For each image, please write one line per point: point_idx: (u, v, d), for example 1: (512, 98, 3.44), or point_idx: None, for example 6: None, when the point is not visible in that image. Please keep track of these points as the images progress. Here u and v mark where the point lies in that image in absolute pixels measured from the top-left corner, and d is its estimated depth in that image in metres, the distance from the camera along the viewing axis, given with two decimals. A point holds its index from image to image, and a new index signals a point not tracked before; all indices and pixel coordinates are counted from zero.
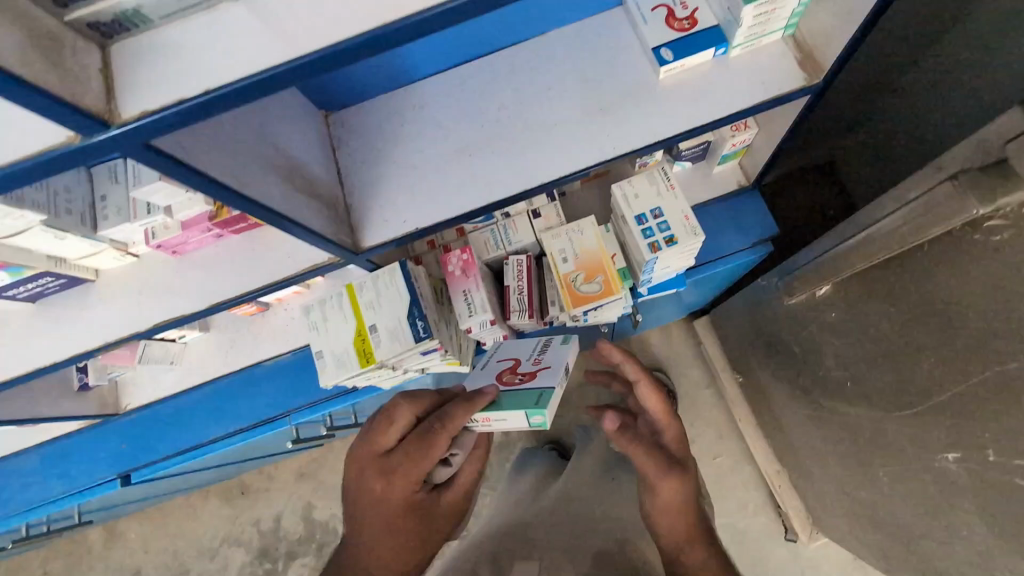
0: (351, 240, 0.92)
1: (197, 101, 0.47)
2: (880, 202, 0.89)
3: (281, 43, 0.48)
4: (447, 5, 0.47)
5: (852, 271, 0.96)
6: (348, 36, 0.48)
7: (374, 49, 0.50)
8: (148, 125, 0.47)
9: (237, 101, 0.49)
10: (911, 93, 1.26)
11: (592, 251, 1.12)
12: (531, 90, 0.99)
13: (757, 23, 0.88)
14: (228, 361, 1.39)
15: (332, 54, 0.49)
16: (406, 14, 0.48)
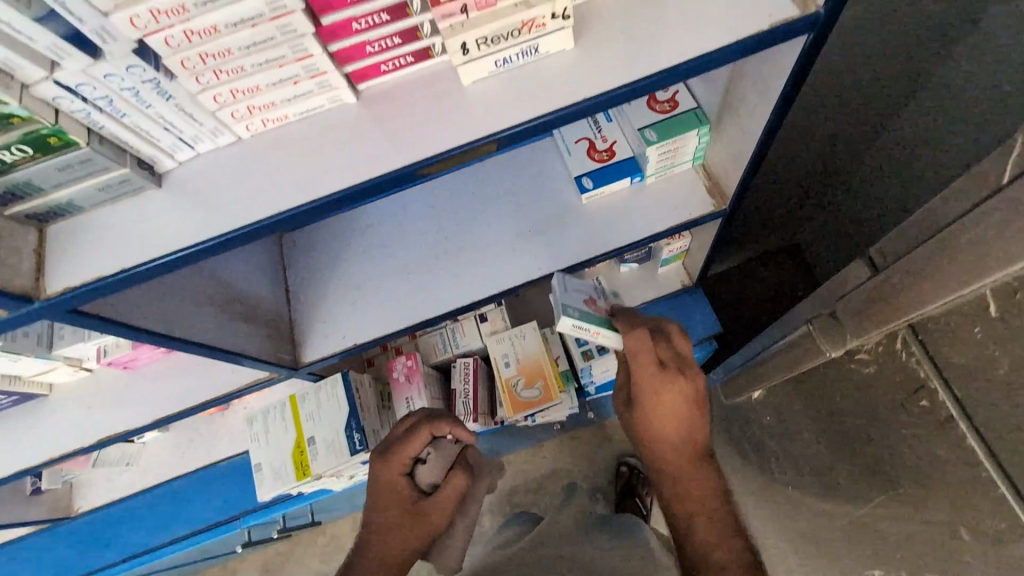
0: (291, 356, 0.98)
1: (114, 278, 0.54)
2: (788, 318, 0.95)
3: (193, 224, 0.56)
4: (329, 197, 0.55)
5: (773, 382, 1.00)
6: (249, 220, 0.55)
7: (272, 230, 0.57)
8: (69, 299, 0.53)
9: (153, 273, 0.55)
10: (859, 185, 1.16)
11: (533, 356, 1.18)
12: (469, 212, 1.07)
13: (663, 158, 0.97)
14: (184, 461, 1.41)
15: (236, 235, 0.55)
16: (295, 205, 0.55)
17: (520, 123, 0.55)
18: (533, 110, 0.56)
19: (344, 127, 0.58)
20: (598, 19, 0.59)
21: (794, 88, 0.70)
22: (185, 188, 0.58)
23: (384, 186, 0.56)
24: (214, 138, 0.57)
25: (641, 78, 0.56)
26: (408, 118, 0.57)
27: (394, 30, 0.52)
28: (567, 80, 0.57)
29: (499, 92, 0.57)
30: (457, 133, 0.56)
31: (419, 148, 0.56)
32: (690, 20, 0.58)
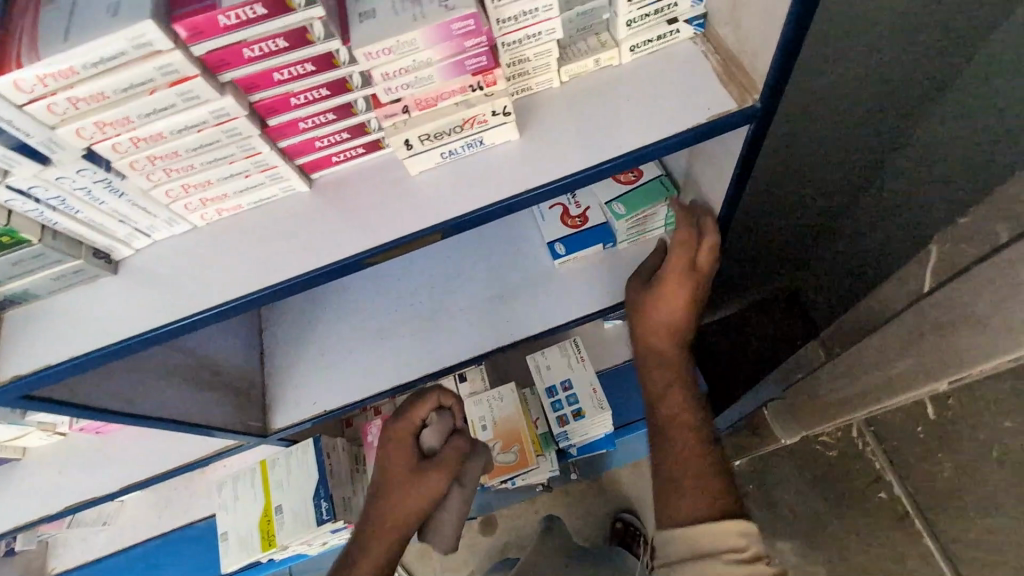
0: (260, 423, 0.98)
1: (63, 364, 0.55)
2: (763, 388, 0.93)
3: (144, 311, 0.57)
4: (276, 285, 0.56)
5: (752, 453, 0.97)
6: (196, 308, 0.56)
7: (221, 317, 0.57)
8: (18, 387, 0.54)
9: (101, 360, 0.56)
10: (852, 233, 1.03)
11: (510, 419, 1.17)
12: (444, 277, 1.08)
13: (633, 225, 0.98)
14: (161, 521, 1.39)
15: (184, 323, 0.56)
16: (242, 293, 0.56)
17: (463, 213, 0.57)
18: (477, 199, 0.58)
19: (296, 215, 0.60)
20: (543, 111, 0.61)
21: (744, 177, 0.70)
22: (141, 274, 0.59)
23: (331, 274, 0.57)
24: (170, 226, 0.59)
25: (585, 168, 0.57)
26: (359, 207, 0.59)
27: (341, 127, 0.54)
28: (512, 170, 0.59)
29: (446, 181, 0.59)
30: (404, 223, 0.57)
31: (366, 237, 0.57)
32: (629, 114, 0.60)
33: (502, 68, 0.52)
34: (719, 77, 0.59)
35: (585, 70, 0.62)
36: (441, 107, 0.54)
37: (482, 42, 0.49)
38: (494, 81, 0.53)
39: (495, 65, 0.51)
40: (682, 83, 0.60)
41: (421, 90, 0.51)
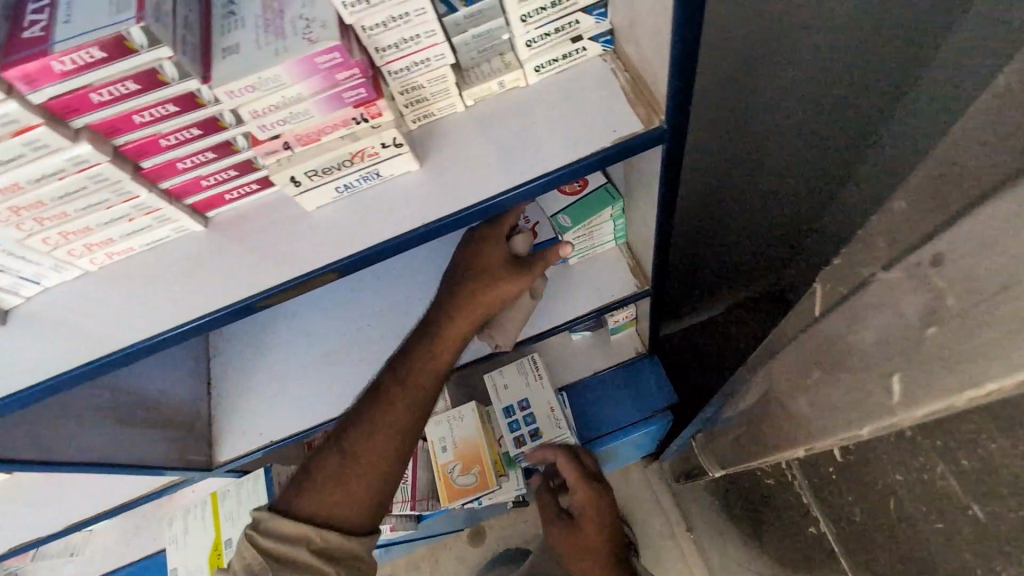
0: (205, 456, 0.96)
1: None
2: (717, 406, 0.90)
3: (33, 363, 0.55)
4: (167, 332, 0.54)
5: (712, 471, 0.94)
6: (86, 359, 0.54)
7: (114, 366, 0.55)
8: None
9: None
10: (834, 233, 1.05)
11: (470, 440, 1.15)
12: (391, 298, 1.00)
13: (580, 238, 0.95)
14: (129, 551, 1.37)
15: (74, 375, 0.54)
16: (134, 341, 0.54)
17: (356, 251, 0.55)
18: (376, 235, 0.55)
19: (193, 256, 0.58)
20: (449, 139, 0.59)
21: (673, 188, 0.65)
22: (33, 324, 0.57)
23: (225, 319, 0.55)
24: (59, 272, 0.56)
25: (479, 201, 0.54)
26: (257, 245, 0.57)
27: (224, 165, 0.52)
28: (411, 201, 0.56)
29: (344, 217, 0.57)
30: (302, 262, 0.55)
31: (259, 279, 0.55)
32: (536, 139, 0.57)
33: (385, 99, 0.49)
34: (627, 96, 0.56)
35: (490, 94, 0.59)
36: (327, 140, 0.51)
37: (356, 73, 0.46)
38: (379, 112, 0.50)
39: (377, 95, 0.49)
40: (590, 104, 0.57)
41: (300, 125, 0.49)
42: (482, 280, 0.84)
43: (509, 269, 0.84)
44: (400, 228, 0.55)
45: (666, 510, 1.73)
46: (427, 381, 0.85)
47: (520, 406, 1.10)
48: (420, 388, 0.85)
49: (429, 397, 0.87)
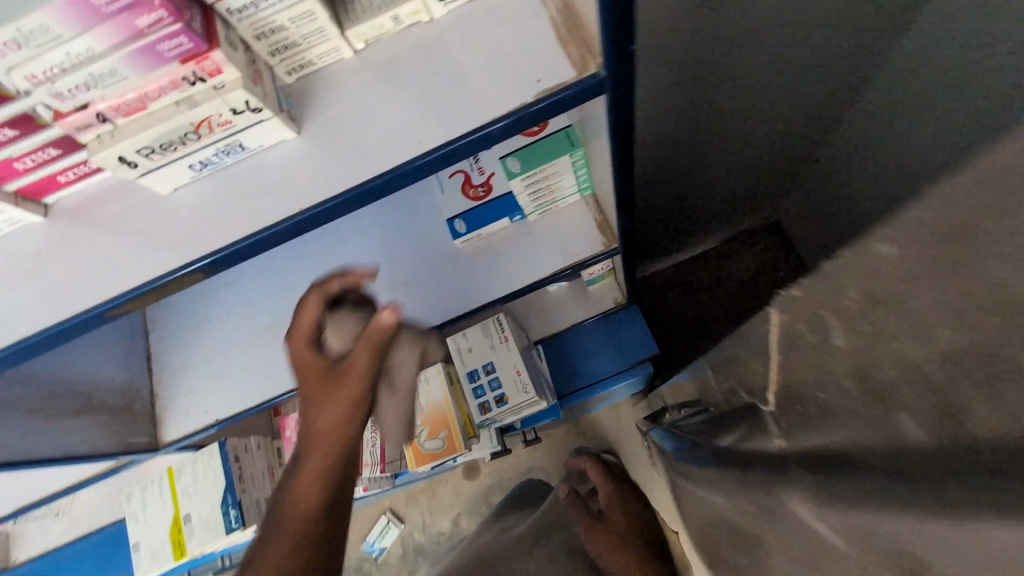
0: (149, 437, 0.91)
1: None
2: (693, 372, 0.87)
3: None
4: (12, 346, 0.45)
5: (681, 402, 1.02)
6: None
7: None
8: None
9: None
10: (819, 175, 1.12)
11: (436, 404, 1.10)
12: (337, 265, 0.94)
13: (538, 191, 0.85)
14: (112, 509, 1.38)
15: None
16: None
17: (222, 247, 0.44)
18: (246, 226, 0.45)
19: (36, 253, 0.48)
20: (335, 95, 0.47)
21: (626, 145, 0.54)
22: None
23: (77, 329, 0.46)
24: None
25: (384, 172, 0.43)
26: (110, 235, 0.47)
27: (38, 143, 0.40)
28: (292, 179, 0.45)
29: (209, 201, 0.46)
30: (162, 257, 0.45)
31: (113, 281, 0.46)
32: (442, 95, 0.44)
33: (221, 50, 0.36)
34: (559, 31, 0.43)
35: (385, 33, 0.46)
36: (158, 108, 0.39)
37: (165, 17, 0.34)
38: (216, 68, 0.37)
39: (210, 46, 0.36)
40: (510, 43, 0.44)
41: (113, 89, 0.37)
42: (317, 403, 0.56)
43: (338, 373, 0.56)
44: (281, 215, 0.44)
45: None
46: (311, 517, 0.56)
47: (484, 368, 1.04)
48: (312, 500, 0.57)
49: (336, 510, 0.58)
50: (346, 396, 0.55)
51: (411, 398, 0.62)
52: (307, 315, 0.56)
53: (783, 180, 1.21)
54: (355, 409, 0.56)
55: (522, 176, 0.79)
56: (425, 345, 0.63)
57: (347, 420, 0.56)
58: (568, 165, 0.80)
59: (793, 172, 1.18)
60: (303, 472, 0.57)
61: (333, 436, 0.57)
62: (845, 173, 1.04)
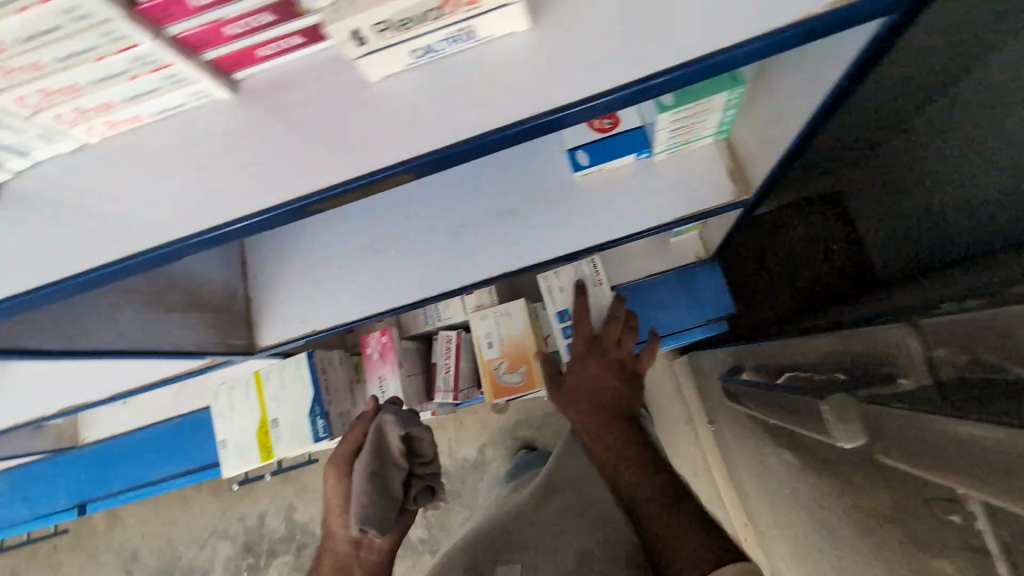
0: (247, 340, 0.91)
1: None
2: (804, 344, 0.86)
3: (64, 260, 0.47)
4: (198, 236, 0.45)
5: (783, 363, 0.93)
6: (111, 259, 0.46)
7: (146, 268, 0.47)
8: None
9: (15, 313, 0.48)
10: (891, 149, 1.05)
11: (517, 338, 1.08)
12: (443, 188, 0.92)
13: (677, 130, 0.79)
14: (179, 403, 1.42)
15: (93, 278, 0.46)
16: (161, 243, 0.45)
17: (437, 149, 0.42)
18: (467, 127, 0.42)
19: (225, 134, 0.47)
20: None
21: (854, 80, 0.51)
22: (30, 203, 0.49)
23: (269, 223, 0.45)
24: (52, 143, 0.46)
25: (618, 87, 0.41)
26: (310, 124, 0.46)
27: (258, 7, 0.39)
28: (518, 82, 0.42)
29: (420, 92, 0.44)
30: (370, 153, 0.44)
31: (315, 171, 0.44)
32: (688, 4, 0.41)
33: None
34: None
35: None
36: None
37: None
38: None
39: None
40: None
41: None
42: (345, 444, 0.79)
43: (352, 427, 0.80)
44: (506, 119, 0.42)
45: (693, 404, 1.76)
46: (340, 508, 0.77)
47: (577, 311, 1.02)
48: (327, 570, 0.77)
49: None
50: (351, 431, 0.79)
51: (374, 452, 0.74)
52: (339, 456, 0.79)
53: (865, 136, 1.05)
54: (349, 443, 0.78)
55: (675, 109, 0.71)
56: (398, 414, 0.76)
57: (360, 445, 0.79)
58: (725, 100, 0.72)
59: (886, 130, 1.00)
60: (332, 529, 0.78)
61: (336, 500, 0.78)
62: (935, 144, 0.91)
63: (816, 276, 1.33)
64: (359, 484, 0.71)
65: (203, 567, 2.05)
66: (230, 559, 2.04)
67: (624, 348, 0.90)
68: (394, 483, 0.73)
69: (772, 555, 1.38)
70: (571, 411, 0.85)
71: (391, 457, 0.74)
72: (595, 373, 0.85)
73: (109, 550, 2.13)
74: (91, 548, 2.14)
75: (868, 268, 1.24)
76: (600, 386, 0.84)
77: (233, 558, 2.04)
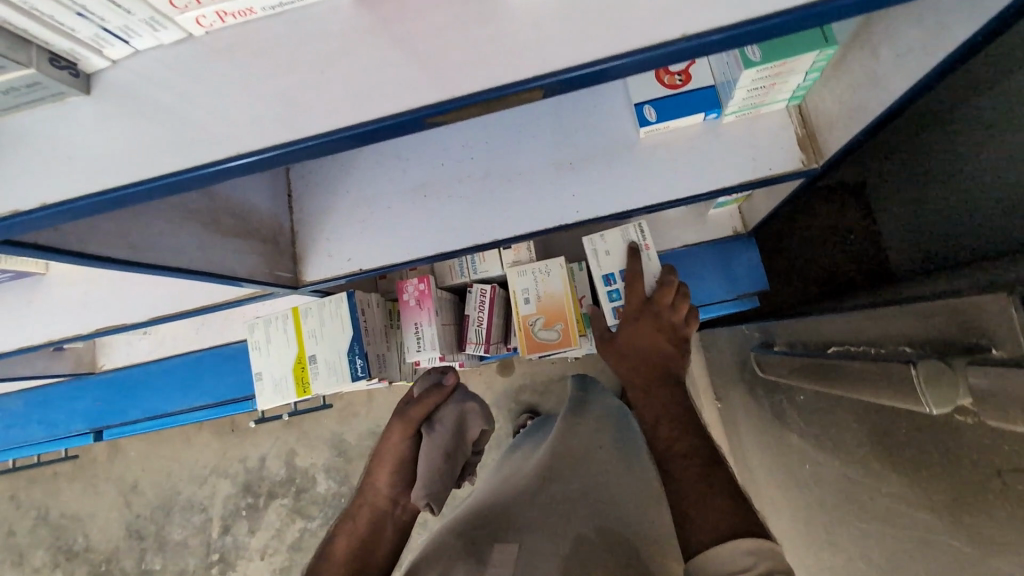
0: (291, 273, 0.90)
1: (95, 199, 0.46)
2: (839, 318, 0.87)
3: (165, 155, 0.46)
4: (313, 140, 0.45)
5: (826, 330, 0.93)
6: (221, 158, 0.45)
7: (254, 168, 0.47)
8: (14, 226, 0.46)
9: (110, 206, 0.47)
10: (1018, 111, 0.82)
11: (555, 296, 1.07)
12: (502, 133, 0.89)
13: (756, 92, 0.76)
14: (197, 338, 1.41)
15: (200, 175, 0.46)
16: (273, 144, 0.45)
17: (584, 64, 0.42)
18: (609, 48, 0.42)
19: (334, 39, 0.45)
20: None
21: (990, 35, 0.51)
22: (122, 96, 0.47)
23: (389, 131, 0.45)
24: (155, 31, 0.45)
25: (775, 15, 0.41)
26: (429, 34, 0.44)
27: None
28: (657, 5, 0.42)
29: (556, 5, 0.43)
30: (505, 65, 0.43)
31: (441, 81, 0.43)
32: None
33: None
34: None
35: None
36: None
37: None
38: None
39: None
40: None
41: None
42: (413, 409, 0.75)
43: (426, 395, 0.76)
44: (646, 41, 0.42)
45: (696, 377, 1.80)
46: (391, 473, 0.71)
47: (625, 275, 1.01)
48: (358, 525, 0.66)
49: (374, 540, 0.65)
50: (429, 400, 0.75)
51: (452, 434, 0.74)
52: (407, 417, 0.74)
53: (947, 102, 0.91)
54: (424, 412, 0.75)
55: (761, 67, 0.69)
56: (479, 406, 0.78)
57: (429, 421, 0.75)
58: (811, 59, 0.70)
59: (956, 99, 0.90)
60: (373, 485, 0.70)
61: (391, 458, 0.72)
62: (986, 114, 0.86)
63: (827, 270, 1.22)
64: (438, 460, 0.70)
65: (203, 502, 2.08)
66: (230, 497, 2.06)
67: (675, 311, 0.93)
68: (459, 468, 0.73)
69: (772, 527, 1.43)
70: (623, 365, 0.87)
71: (463, 443, 0.76)
72: (652, 330, 0.89)
73: (109, 479, 2.15)
74: (92, 476, 2.16)
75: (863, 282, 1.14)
76: (652, 343, 0.87)
77: (233, 497, 2.07)
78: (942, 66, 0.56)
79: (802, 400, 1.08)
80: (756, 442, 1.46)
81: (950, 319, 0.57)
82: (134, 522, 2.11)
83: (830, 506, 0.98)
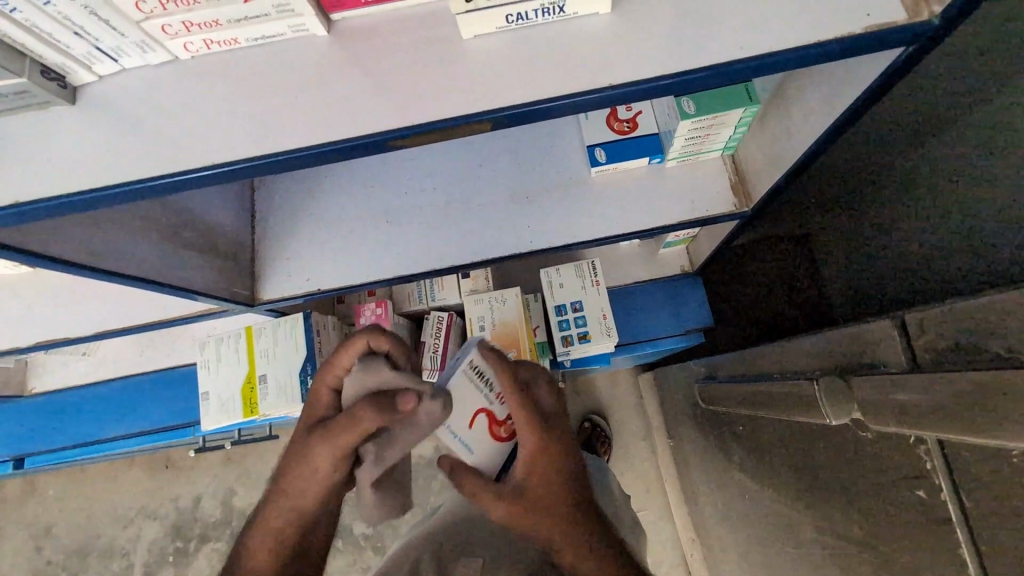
0: (248, 291, 0.91)
1: (77, 197, 0.48)
2: (768, 352, 0.95)
3: (136, 163, 0.49)
4: (287, 156, 0.49)
5: (757, 362, 1.01)
6: (189, 169, 0.48)
7: (222, 180, 0.50)
8: None
9: (78, 210, 0.49)
10: (948, 182, 0.64)
11: (510, 325, 1.10)
12: (464, 166, 0.95)
13: (691, 142, 0.86)
14: (140, 362, 1.36)
15: (168, 183, 0.49)
16: (242, 160, 0.48)
17: (529, 102, 0.48)
18: (554, 88, 0.49)
19: (314, 68, 0.51)
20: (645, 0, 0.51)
21: (866, 104, 0.61)
22: (103, 110, 0.50)
23: (352, 152, 0.50)
24: (143, 52, 0.49)
25: (692, 70, 0.48)
26: (400, 70, 0.50)
27: None
28: (593, 58, 0.49)
29: (509, 53, 0.50)
30: (459, 98, 0.49)
31: (405, 110, 0.49)
32: (738, 24, 0.49)
33: None
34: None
35: None
36: None
37: None
38: None
39: None
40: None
41: None
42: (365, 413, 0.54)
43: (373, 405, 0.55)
44: (583, 86, 0.48)
45: (647, 414, 1.85)
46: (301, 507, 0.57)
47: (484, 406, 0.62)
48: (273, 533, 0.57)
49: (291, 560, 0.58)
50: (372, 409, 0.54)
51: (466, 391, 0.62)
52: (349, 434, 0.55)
53: (916, 137, 0.68)
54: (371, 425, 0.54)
55: (689, 120, 0.78)
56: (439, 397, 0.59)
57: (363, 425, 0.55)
58: (736, 117, 0.80)
59: (913, 143, 0.69)
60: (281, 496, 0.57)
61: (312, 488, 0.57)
62: (936, 182, 0.66)
63: (780, 308, 1.10)
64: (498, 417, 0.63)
65: (126, 547, 1.93)
66: (157, 540, 1.93)
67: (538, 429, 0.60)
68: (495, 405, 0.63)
69: (721, 565, 1.45)
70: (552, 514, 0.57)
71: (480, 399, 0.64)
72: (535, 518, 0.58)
73: (19, 521, 1.97)
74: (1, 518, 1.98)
75: (780, 325, 1.09)
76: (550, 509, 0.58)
77: (161, 540, 1.93)
78: (834, 128, 0.66)
79: (740, 431, 1.14)
80: (703, 477, 1.51)
81: (854, 342, 0.65)
82: (43, 570, 1.93)
83: (769, 534, 1.02)
